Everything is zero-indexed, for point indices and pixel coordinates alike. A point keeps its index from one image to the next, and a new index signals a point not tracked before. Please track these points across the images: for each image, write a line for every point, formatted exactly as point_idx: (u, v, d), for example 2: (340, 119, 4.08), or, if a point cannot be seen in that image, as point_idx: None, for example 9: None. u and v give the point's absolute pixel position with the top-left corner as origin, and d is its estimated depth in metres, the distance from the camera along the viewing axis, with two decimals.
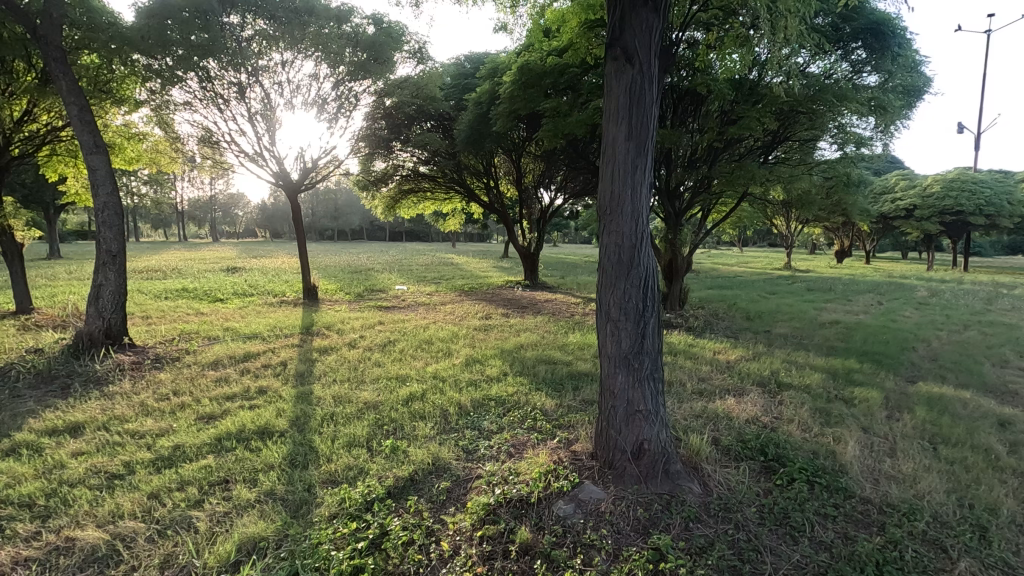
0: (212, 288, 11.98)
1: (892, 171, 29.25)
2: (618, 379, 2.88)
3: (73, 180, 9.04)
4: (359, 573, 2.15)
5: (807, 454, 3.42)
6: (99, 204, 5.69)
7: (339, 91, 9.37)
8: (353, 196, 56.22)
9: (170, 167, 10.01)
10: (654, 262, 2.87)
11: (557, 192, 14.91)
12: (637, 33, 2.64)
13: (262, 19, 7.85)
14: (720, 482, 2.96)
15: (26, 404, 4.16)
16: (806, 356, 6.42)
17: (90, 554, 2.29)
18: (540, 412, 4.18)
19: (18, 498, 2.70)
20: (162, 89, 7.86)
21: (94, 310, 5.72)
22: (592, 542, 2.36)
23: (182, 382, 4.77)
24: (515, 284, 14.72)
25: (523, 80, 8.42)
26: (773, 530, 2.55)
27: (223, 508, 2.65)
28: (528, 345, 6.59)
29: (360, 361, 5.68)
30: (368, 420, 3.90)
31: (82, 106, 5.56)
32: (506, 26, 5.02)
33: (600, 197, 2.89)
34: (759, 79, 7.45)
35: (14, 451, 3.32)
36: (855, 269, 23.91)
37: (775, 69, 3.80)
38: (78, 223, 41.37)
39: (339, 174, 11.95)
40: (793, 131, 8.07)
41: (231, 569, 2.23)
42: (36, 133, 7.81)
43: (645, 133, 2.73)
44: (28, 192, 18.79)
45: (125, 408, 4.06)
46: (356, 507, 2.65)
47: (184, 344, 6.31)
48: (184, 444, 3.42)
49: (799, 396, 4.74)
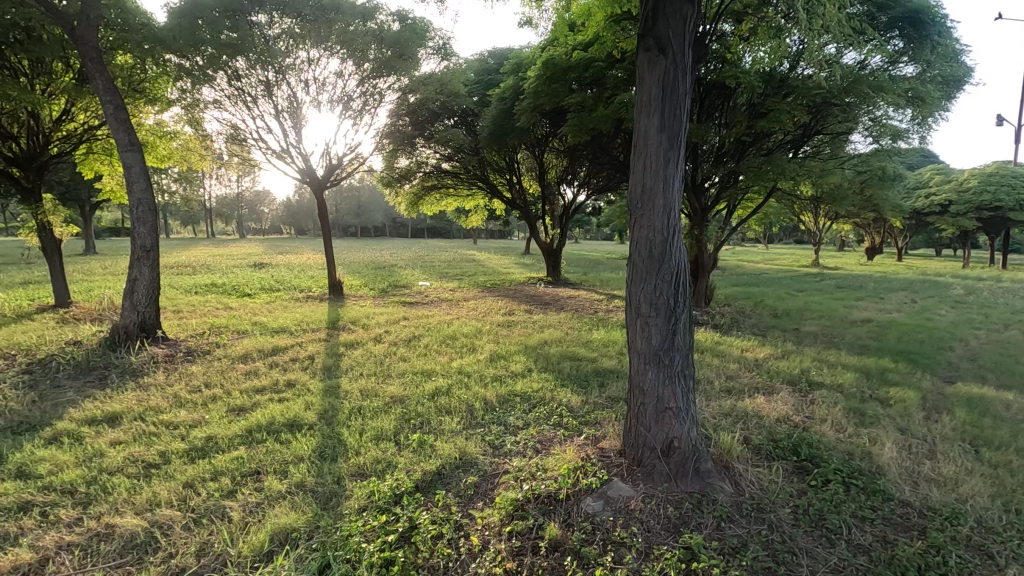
0: (240, 284, 12.23)
1: (927, 165, 28.32)
2: (648, 376, 2.84)
3: (108, 178, 9.31)
4: (390, 565, 2.16)
5: (841, 455, 3.33)
6: (134, 201, 5.86)
7: (364, 88, 9.44)
8: (376, 194, 56.81)
9: (199, 166, 10.23)
10: (687, 255, 2.82)
11: (580, 187, 14.80)
12: (671, 23, 2.58)
13: (289, 18, 7.97)
14: (752, 481, 2.90)
15: (66, 394, 4.29)
16: (838, 356, 6.25)
17: (130, 540, 2.35)
18: (566, 408, 4.15)
19: (60, 485, 2.79)
20: (194, 88, 8.03)
21: (129, 303, 5.88)
22: (622, 540, 2.33)
23: (214, 375, 4.87)
24: (537, 281, 14.67)
25: (547, 75, 8.35)
26: (809, 531, 2.49)
27: (255, 499, 2.69)
28: (552, 341, 6.55)
29: (386, 355, 5.74)
30: (395, 414, 3.93)
31: (118, 105, 5.69)
32: (530, 21, 4.98)
33: (630, 190, 2.86)
34: (790, 71, 7.27)
35: (56, 439, 3.43)
36: (889, 266, 23.22)
37: (809, 61, 3.70)
38: (112, 220, 42.72)
39: (364, 171, 12.06)
40: (825, 124, 7.86)
41: (264, 559, 2.26)
42: (73, 132, 8.07)
43: (679, 125, 2.67)
44: (66, 190, 19.45)
45: (159, 399, 4.16)
46: (385, 500, 2.66)
47: (215, 338, 6.44)
48: (216, 435, 3.48)
49: (832, 396, 4.63)
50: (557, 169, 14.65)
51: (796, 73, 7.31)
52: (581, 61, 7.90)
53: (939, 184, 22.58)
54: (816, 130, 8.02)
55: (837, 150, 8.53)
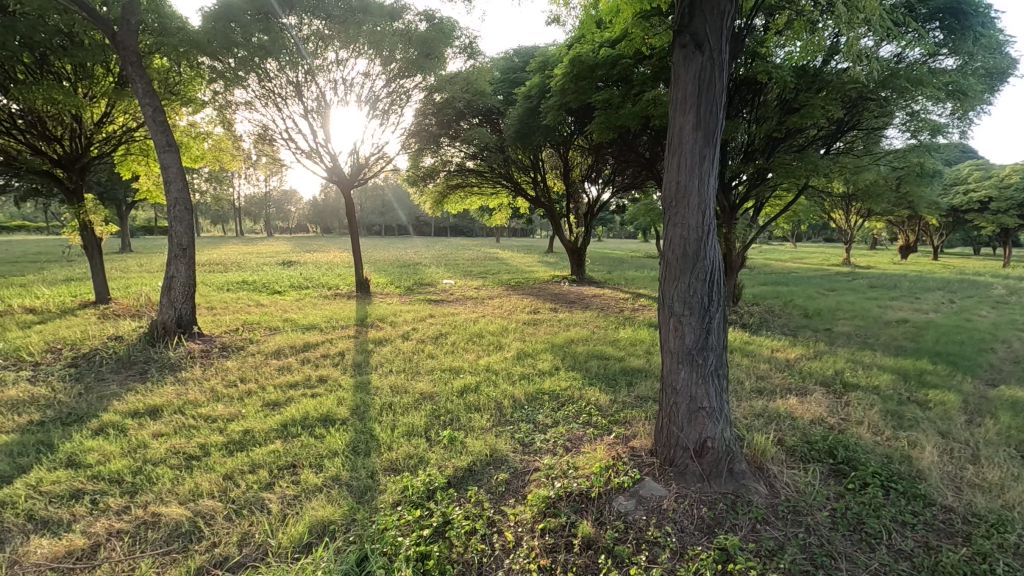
0: (271, 281, 12.53)
1: (965, 162, 27.44)
2: (681, 376, 2.82)
3: (145, 179, 9.58)
4: (425, 559, 2.18)
5: (879, 458, 3.25)
6: (170, 200, 6.03)
7: (391, 88, 9.55)
8: (400, 193, 57.35)
9: (231, 167, 10.47)
10: (721, 254, 2.78)
11: (605, 185, 14.71)
12: (707, 18, 2.55)
13: (319, 19, 8.04)
14: (787, 483, 2.86)
15: (110, 387, 4.44)
16: (873, 356, 6.12)
17: (175, 529, 2.42)
18: (595, 407, 4.14)
19: (108, 474, 2.89)
20: (226, 90, 8.24)
21: (167, 301, 6.05)
22: (656, 539, 2.32)
23: (248, 370, 4.99)
24: (562, 279, 14.63)
25: (574, 72, 8.28)
26: (848, 535, 2.44)
27: (293, 491, 2.75)
28: (579, 340, 6.54)
29: (415, 352, 5.80)
30: (425, 410, 3.97)
31: (156, 107, 5.86)
32: (558, 18, 4.97)
33: (664, 188, 2.83)
34: (824, 65, 7.10)
35: (102, 430, 3.56)
36: (924, 266, 22.57)
37: (846, 55, 3.63)
38: (145, 219, 44.01)
39: (389, 170, 12.19)
40: (859, 119, 7.66)
41: (303, 550, 2.31)
42: (113, 133, 8.33)
43: (714, 122, 2.65)
44: (104, 190, 20.02)
45: (197, 393, 4.28)
46: (418, 495, 2.70)
47: (248, 334, 6.59)
48: (252, 429, 3.57)
49: (867, 398, 4.51)
50: (582, 167, 14.60)
51: (829, 67, 7.15)
52: (608, 59, 7.82)
53: (979, 181, 21.87)
54: (850, 125, 7.83)
55: (872, 145, 8.31)
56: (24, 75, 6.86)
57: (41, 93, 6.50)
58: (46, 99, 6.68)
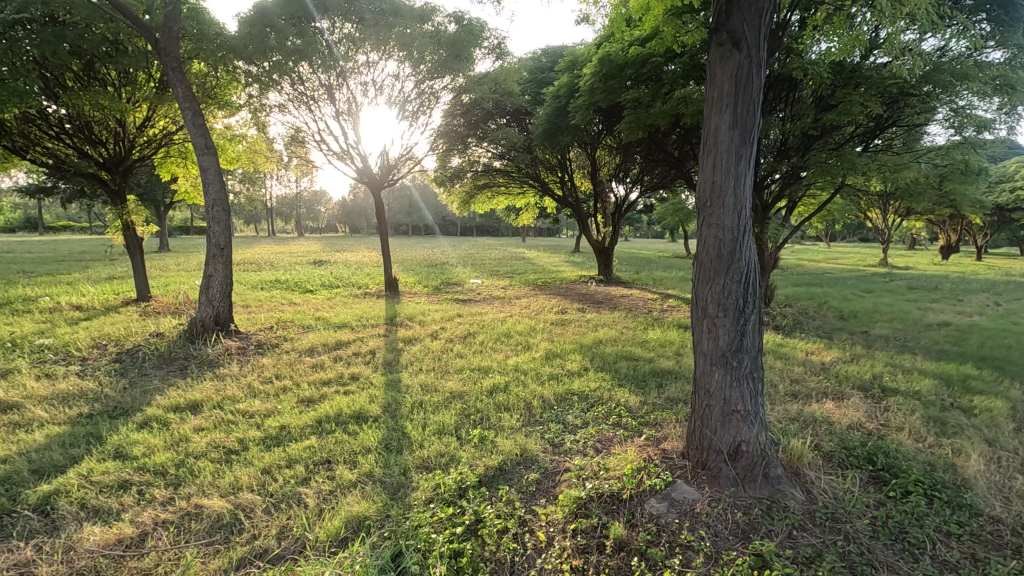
0: (303, 280, 12.77)
1: (1011, 158, 26.27)
2: (714, 378, 2.79)
3: (184, 180, 9.88)
4: (458, 556, 2.21)
5: (921, 465, 3.15)
6: (209, 200, 6.22)
7: (420, 89, 9.65)
8: (427, 193, 57.82)
9: (266, 168, 10.72)
10: (757, 256, 2.74)
11: (633, 184, 14.57)
12: (746, 15, 2.51)
13: (350, 23, 8.17)
14: (825, 489, 2.80)
15: (153, 382, 4.61)
16: (914, 360, 5.92)
17: (217, 521, 2.51)
18: (624, 409, 4.11)
19: (153, 466, 3.01)
20: (261, 93, 8.47)
21: (206, 298, 6.22)
22: (689, 543, 2.29)
23: (284, 367, 5.12)
24: (589, 279, 14.55)
25: (603, 72, 8.21)
26: (889, 545, 2.37)
27: (328, 486, 2.81)
28: (608, 340, 6.51)
29: (444, 352, 5.84)
30: (455, 409, 4.01)
31: (195, 110, 6.02)
32: (588, 17, 4.97)
33: (699, 188, 2.80)
34: (863, 60, 6.91)
35: (146, 424, 3.69)
36: (968, 266, 21.70)
37: (887, 50, 3.54)
38: (180, 219, 45.43)
39: (417, 170, 12.30)
40: (900, 114, 7.43)
41: (339, 544, 2.36)
42: (154, 136, 8.62)
43: (751, 121, 2.60)
44: (143, 192, 20.66)
45: (234, 389, 4.41)
46: (450, 493, 2.72)
47: (282, 332, 6.75)
48: (288, 425, 3.66)
49: (908, 403, 4.37)
50: (610, 166, 14.50)
51: (868, 62, 6.99)
52: (638, 57, 7.74)
53: None
54: (889, 122, 7.59)
55: (912, 142, 8.04)
56: (72, 82, 7.14)
57: (89, 99, 6.78)
58: (94, 105, 6.97)
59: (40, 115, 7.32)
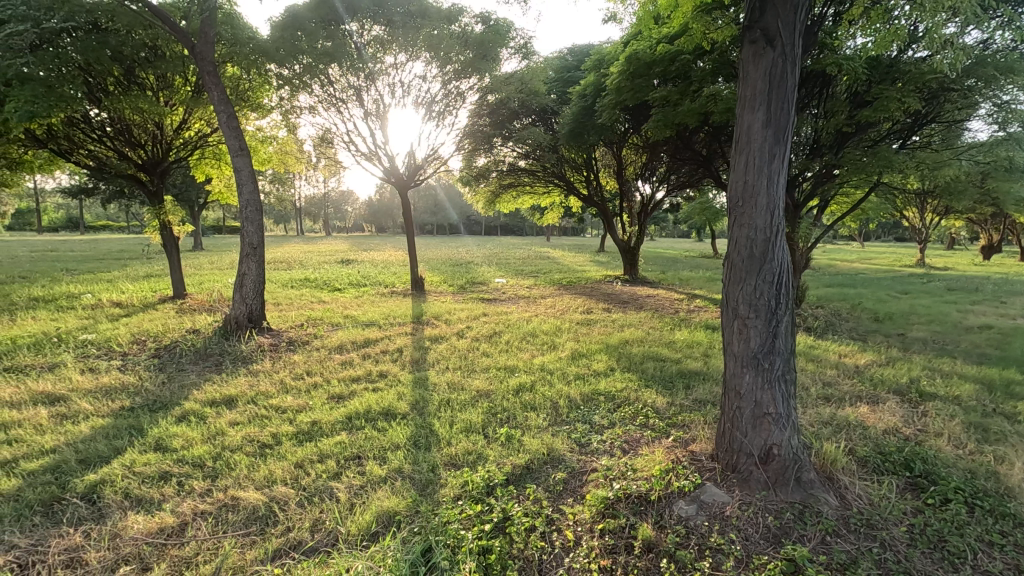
0: (331, 279, 12.98)
1: None
2: (745, 380, 2.76)
3: (218, 180, 10.15)
4: (487, 553, 2.23)
5: (962, 473, 3.05)
6: (243, 201, 6.38)
7: (446, 89, 9.71)
8: (452, 193, 58.15)
9: (296, 168, 10.95)
10: (790, 256, 2.69)
11: (659, 183, 14.41)
12: (781, 13, 2.47)
13: (379, 25, 8.28)
14: (860, 495, 2.74)
15: (190, 377, 4.76)
16: (953, 364, 5.73)
17: (252, 513, 2.58)
18: (651, 409, 4.08)
19: (191, 458, 3.11)
20: (291, 95, 8.65)
21: (239, 296, 6.37)
22: (719, 546, 2.27)
23: (314, 364, 5.22)
24: (615, 279, 14.46)
25: (631, 70, 8.14)
26: (928, 553, 2.31)
27: (359, 482, 2.87)
28: (634, 340, 6.47)
29: (470, 350, 5.89)
30: (482, 407, 4.04)
31: (229, 113, 6.17)
32: (615, 16, 4.95)
33: (731, 188, 2.77)
34: (901, 54, 6.71)
35: (185, 417, 3.82)
36: (1013, 267, 20.82)
37: (925, 43, 3.45)
38: (213, 219, 46.72)
39: (444, 170, 12.40)
40: (940, 110, 7.19)
41: (371, 538, 2.41)
42: (190, 138, 8.89)
43: (784, 119, 2.56)
44: (177, 192, 21.27)
45: (268, 385, 4.52)
46: (478, 490, 2.75)
47: (312, 329, 6.88)
48: (320, 420, 3.74)
49: (947, 409, 4.24)
50: (636, 165, 14.37)
51: (906, 57, 6.80)
52: (666, 54, 7.65)
53: None
54: (928, 118, 7.36)
55: (953, 139, 7.78)
56: (113, 87, 7.40)
57: (130, 103, 7.02)
58: (134, 109, 7.22)
59: (84, 119, 7.60)
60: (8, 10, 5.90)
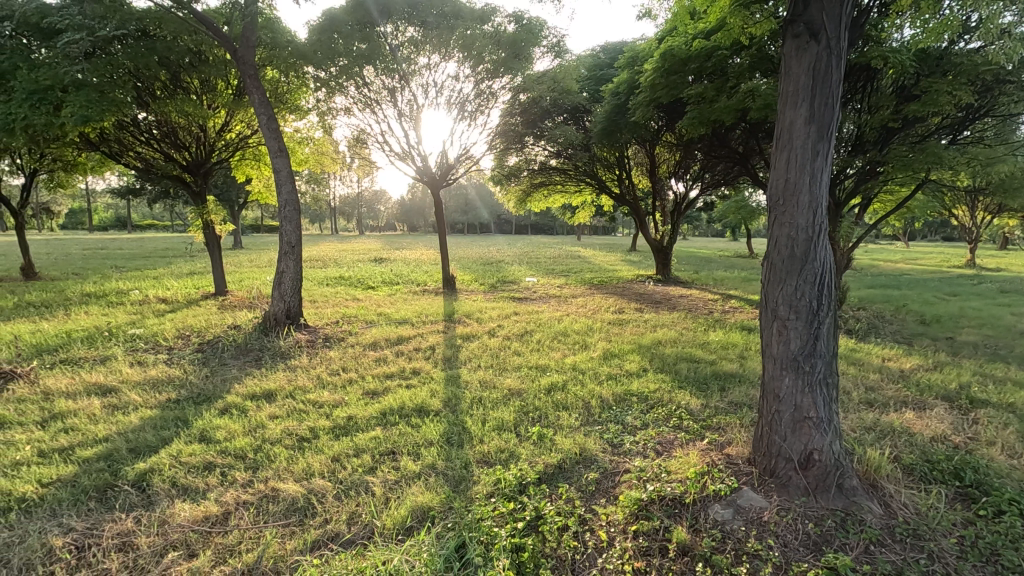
0: (365, 277, 13.21)
1: None
2: (784, 383, 2.69)
3: (258, 180, 10.45)
4: (520, 551, 2.24)
5: (1016, 484, 2.91)
6: (282, 200, 6.54)
7: (479, 89, 9.76)
8: (483, 192, 58.41)
9: (332, 168, 11.17)
10: (832, 256, 2.61)
11: (693, 181, 14.16)
12: (826, 6, 2.40)
13: (412, 26, 8.37)
14: (906, 504, 2.64)
15: (231, 371, 4.93)
16: (1006, 370, 5.46)
17: (292, 504, 2.65)
18: (686, 411, 4.03)
19: (234, 450, 3.22)
20: (328, 97, 8.85)
21: (278, 293, 6.54)
22: (757, 551, 2.22)
23: (349, 360, 5.33)
24: (646, 278, 14.28)
25: (666, 67, 8.03)
26: (978, 567, 2.21)
27: (394, 476, 2.91)
28: (667, 341, 6.38)
29: (501, 349, 5.91)
30: (513, 406, 4.05)
31: (269, 115, 6.34)
32: (650, 12, 4.90)
33: (771, 187, 2.70)
34: (952, 45, 6.44)
35: (227, 410, 3.95)
36: None
37: (980, 35, 3.31)
38: (252, 219, 48.16)
39: (475, 169, 12.47)
40: (993, 104, 6.87)
41: (405, 532, 2.45)
42: (232, 140, 9.17)
43: (829, 115, 2.48)
44: (219, 192, 22.02)
45: (305, 380, 4.64)
46: (511, 488, 2.76)
47: (347, 326, 7.02)
48: (355, 416, 3.81)
49: (1000, 416, 4.04)
50: (669, 163, 14.15)
51: (957, 48, 6.53)
52: (702, 50, 7.52)
53: None
54: (981, 112, 7.04)
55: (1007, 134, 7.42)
56: (161, 91, 7.69)
57: (176, 107, 7.29)
58: (179, 112, 7.49)
59: (133, 123, 7.93)
60: (65, 20, 6.18)
